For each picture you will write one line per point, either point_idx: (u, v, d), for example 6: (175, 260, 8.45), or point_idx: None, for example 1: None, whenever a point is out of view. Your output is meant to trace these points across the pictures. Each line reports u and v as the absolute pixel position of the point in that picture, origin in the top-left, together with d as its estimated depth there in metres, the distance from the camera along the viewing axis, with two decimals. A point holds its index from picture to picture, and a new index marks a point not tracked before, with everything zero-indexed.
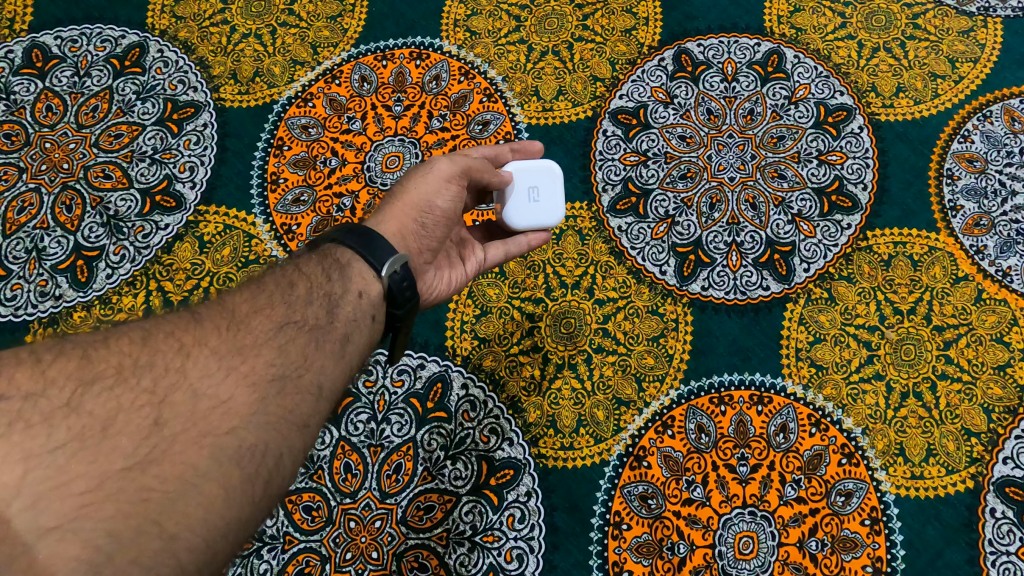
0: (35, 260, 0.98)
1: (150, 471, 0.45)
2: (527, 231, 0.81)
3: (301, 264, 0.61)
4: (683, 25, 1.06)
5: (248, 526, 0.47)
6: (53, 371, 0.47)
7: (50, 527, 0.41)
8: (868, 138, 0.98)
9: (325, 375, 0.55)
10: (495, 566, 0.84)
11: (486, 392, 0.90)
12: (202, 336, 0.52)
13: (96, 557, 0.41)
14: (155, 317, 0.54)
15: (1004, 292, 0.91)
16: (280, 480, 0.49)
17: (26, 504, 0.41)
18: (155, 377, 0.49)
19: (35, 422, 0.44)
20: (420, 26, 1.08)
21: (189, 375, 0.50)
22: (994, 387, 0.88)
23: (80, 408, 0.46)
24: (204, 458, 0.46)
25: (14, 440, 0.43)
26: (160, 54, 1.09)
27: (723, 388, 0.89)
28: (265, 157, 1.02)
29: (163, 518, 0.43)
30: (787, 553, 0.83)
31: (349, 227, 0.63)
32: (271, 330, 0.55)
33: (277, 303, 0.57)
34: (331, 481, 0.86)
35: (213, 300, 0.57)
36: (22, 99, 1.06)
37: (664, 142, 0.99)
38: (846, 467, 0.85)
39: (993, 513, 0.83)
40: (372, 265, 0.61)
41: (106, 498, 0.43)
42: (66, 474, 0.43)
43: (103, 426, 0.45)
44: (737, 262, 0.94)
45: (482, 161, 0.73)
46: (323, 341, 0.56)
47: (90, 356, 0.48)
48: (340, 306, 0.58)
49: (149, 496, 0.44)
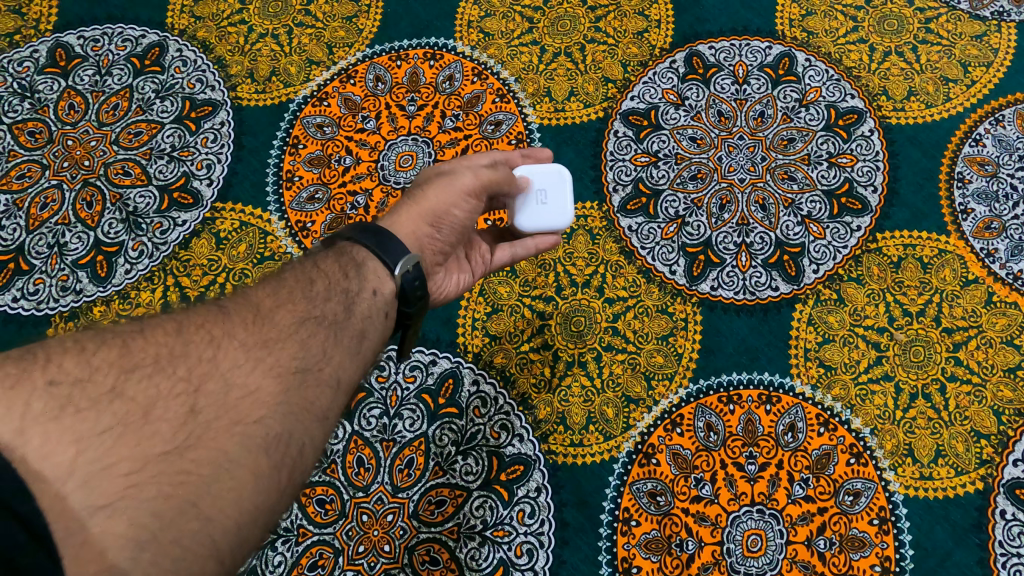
0: (56, 256, 1.00)
1: (186, 456, 0.46)
2: (534, 235, 0.82)
3: (318, 262, 0.62)
4: (694, 28, 1.07)
5: (275, 511, 0.49)
6: (98, 359, 0.48)
7: (100, 505, 0.42)
8: (879, 140, 0.99)
9: (343, 370, 0.56)
10: (506, 561, 0.85)
11: (497, 388, 0.91)
12: (231, 329, 0.53)
13: (141, 535, 0.42)
14: (186, 310, 0.55)
15: (1015, 295, 0.91)
16: (303, 468, 0.51)
17: (79, 483, 0.42)
18: (189, 366, 0.50)
19: (84, 407, 0.45)
20: (434, 28, 1.09)
21: (220, 366, 0.51)
22: (1004, 390, 0.88)
23: (124, 393, 0.47)
24: (235, 445, 0.47)
25: (66, 423, 0.44)
26: (178, 54, 1.10)
27: (732, 388, 0.89)
28: (281, 155, 1.04)
29: (200, 500, 0.45)
30: (795, 552, 0.83)
31: (364, 226, 0.64)
32: (293, 325, 0.56)
33: (299, 299, 0.58)
34: (343, 475, 0.88)
35: (237, 295, 0.58)
36: (45, 98, 1.08)
37: (675, 143, 1.00)
38: (855, 466, 0.86)
39: (1002, 515, 0.83)
40: (386, 264, 0.62)
41: (149, 480, 0.44)
42: (114, 456, 0.44)
43: (144, 412, 0.47)
44: (747, 263, 0.94)
45: (506, 175, 0.74)
46: (341, 335, 0.57)
47: (129, 346, 0.50)
48: (356, 303, 0.59)
49: (187, 479, 0.45)
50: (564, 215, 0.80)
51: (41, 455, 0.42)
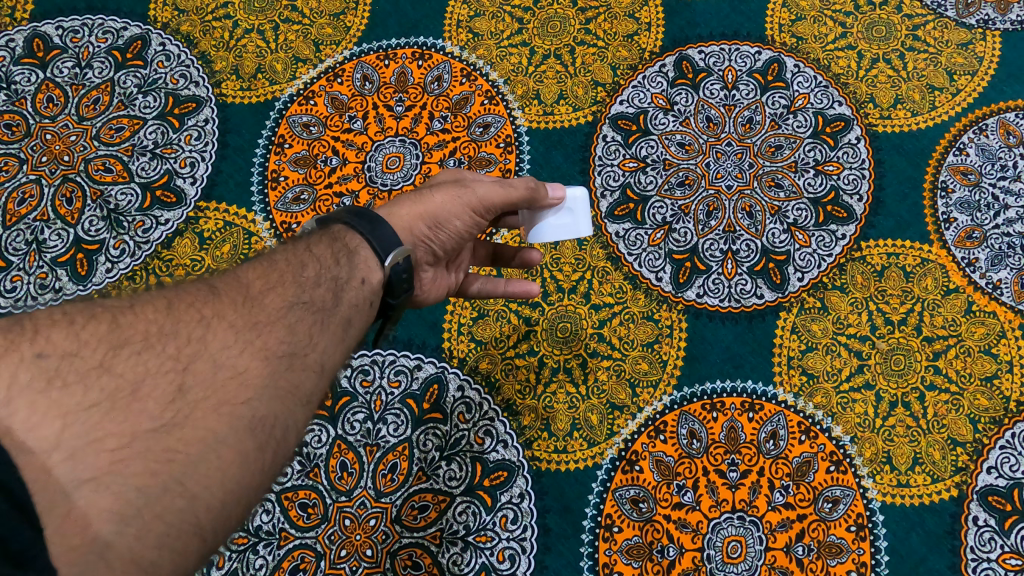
0: (34, 252, 0.98)
1: (174, 434, 0.45)
2: (513, 284, 0.84)
3: (311, 245, 0.61)
4: (685, 31, 1.07)
5: (259, 490, 0.48)
6: (86, 333, 0.47)
7: (85, 478, 0.41)
8: (865, 148, 0.99)
9: (328, 355, 0.55)
10: (488, 566, 0.85)
11: (481, 394, 0.91)
12: (221, 310, 0.52)
13: (127, 509, 0.41)
14: (176, 286, 0.53)
15: (994, 305, 0.93)
16: (285, 453, 0.50)
17: (65, 456, 0.41)
18: (179, 345, 0.48)
19: (71, 381, 0.44)
20: (423, 27, 1.08)
21: (209, 346, 0.49)
22: (981, 399, 0.89)
23: (113, 368, 0.46)
24: (223, 426, 0.46)
25: (53, 396, 0.43)
26: (162, 48, 1.09)
27: (716, 395, 0.90)
28: (266, 154, 1.02)
29: (186, 478, 0.44)
30: (774, 558, 0.84)
31: (361, 213, 0.64)
32: (283, 309, 0.54)
33: (289, 283, 0.56)
34: (326, 479, 0.88)
35: (227, 274, 0.56)
36: (22, 89, 1.06)
37: (663, 149, 1.00)
38: (835, 474, 0.87)
39: (975, 521, 0.85)
40: (376, 254, 0.62)
41: (136, 455, 0.43)
42: (100, 430, 0.43)
43: (132, 388, 0.45)
44: (732, 270, 0.95)
45: (522, 190, 0.70)
46: (328, 322, 0.56)
47: (119, 321, 0.48)
48: (345, 291, 0.59)
49: (173, 457, 0.44)
50: (577, 194, 0.75)
51: (27, 426, 0.41)
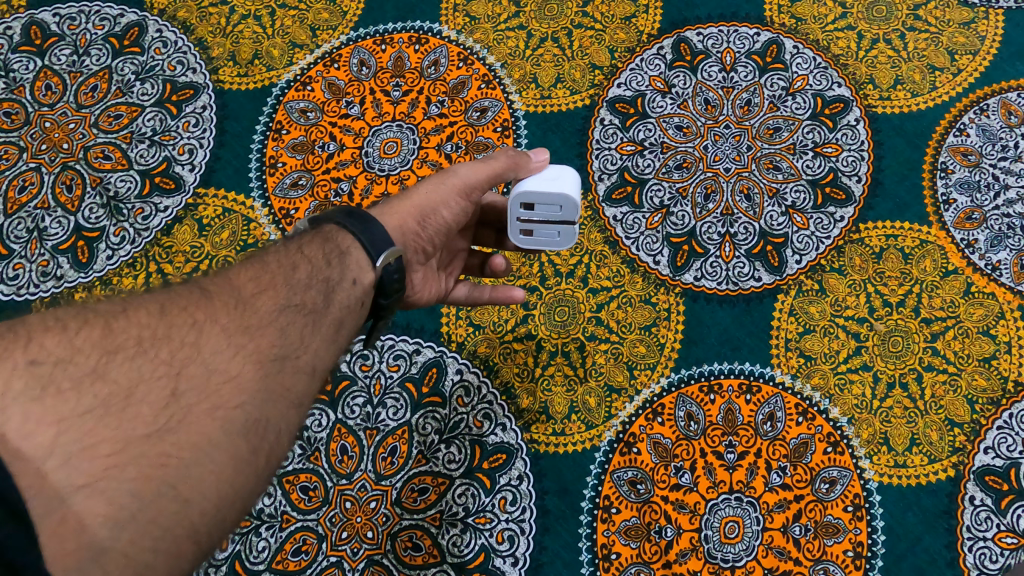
0: (36, 241, 0.99)
1: (168, 439, 0.45)
2: (497, 289, 0.84)
3: (302, 246, 0.61)
4: (683, 12, 1.06)
5: (252, 494, 0.49)
6: (80, 339, 0.47)
7: (80, 484, 0.41)
8: (864, 130, 0.99)
9: (320, 357, 0.55)
10: (488, 547, 0.86)
11: (480, 377, 0.92)
12: (214, 313, 0.52)
13: (121, 514, 0.42)
14: (169, 289, 0.54)
15: (993, 286, 0.93)
16: (279, 453, 0.51)
17: (60, 462, 0.41)
18: (172, 350, 0.49)
19: (66, 388, 0.44)
20: (420, 11, 1.08)
21: (202, 350, 0.50)
22: (979, 379, 0.89)
23: (106, 374, 0.46)
24: (216, 429, 0.47)
25: (46, 404, 0.43)
26: (158, 34, 1.09)
27: (713, 376, 0.90)
28: (263, 140, 1.02)
29: (180, 483, 0.44)
30: (771, 538, 0.85)
31: (353, 213, 0.65)
32: (274, 313, 0.54)
33: (280, 285, 0.57)
34: (327, 462, 0.88)
35: (219, 277, 0.57)
36: (21, 77, 1.06)
37: (661, 132, 1.00)
38: (832, 455, 0.87)
39: (972, 500, 0.85)
40: (368, 254, 0.62)
41: (130, 461, 0.43)
42: (94, 437, 0.43)
43: (126, 394, 0.46)
44: (730, 253, 0.95)
45: (502, 163, 0.73)
46: (320, 324, 0.56)
47: (112, 326, 0.49)
48: (336, 292, 0.59)
49: (167, 462, 0.44)
50: (560, 170, 0.73)
51: (22, 433, 0.41)
